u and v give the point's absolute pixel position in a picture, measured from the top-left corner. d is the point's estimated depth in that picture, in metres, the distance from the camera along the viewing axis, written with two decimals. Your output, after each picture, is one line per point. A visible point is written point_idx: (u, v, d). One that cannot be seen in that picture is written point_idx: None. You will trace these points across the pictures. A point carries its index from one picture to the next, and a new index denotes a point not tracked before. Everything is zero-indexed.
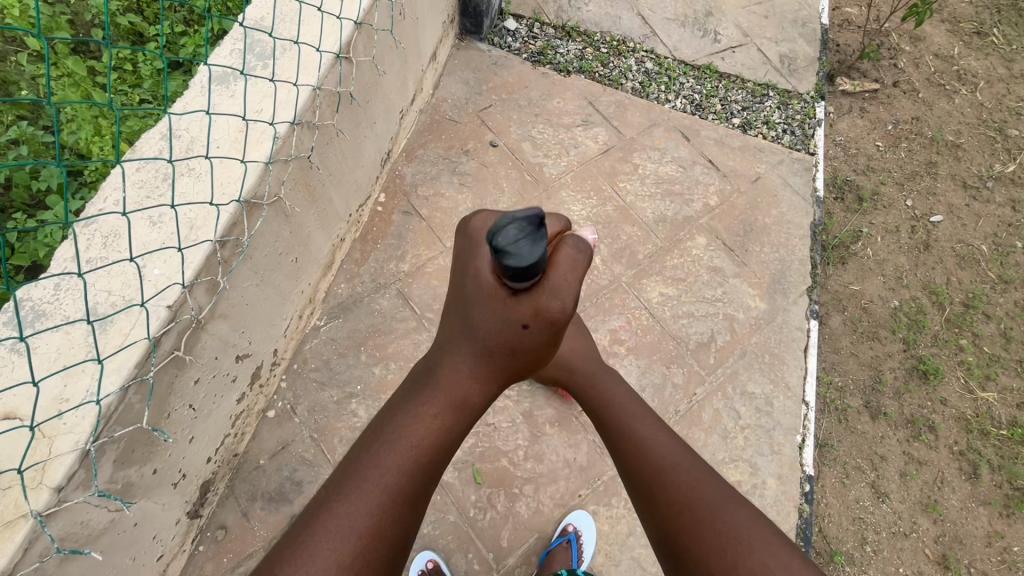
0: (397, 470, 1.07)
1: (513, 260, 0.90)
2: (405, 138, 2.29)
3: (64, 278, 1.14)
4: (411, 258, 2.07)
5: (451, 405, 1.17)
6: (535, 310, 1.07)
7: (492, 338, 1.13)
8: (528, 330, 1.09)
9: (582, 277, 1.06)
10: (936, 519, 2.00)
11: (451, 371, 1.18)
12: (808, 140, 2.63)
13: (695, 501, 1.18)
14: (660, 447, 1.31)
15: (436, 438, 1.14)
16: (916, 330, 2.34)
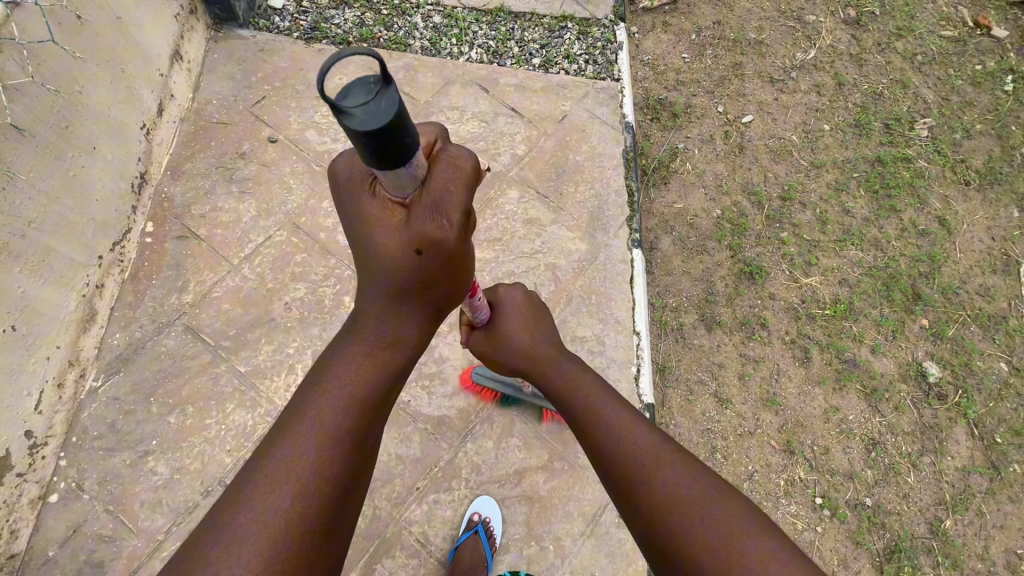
0: (331, 422, 0.84)
1: (354, 122, 0.60)
2: (166, 154, 2.03)
3: None
4: (194, 287, 1.88)
5: (370, 355, 0.91)
6: (420, 225, 0.78)
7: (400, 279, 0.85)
8: (423, 257, 0.81)
9: (468, 186, 0.80)
10: (776, 410, 2.08)
11: (374, 323, 0.90)
12: (611, 66, 2.57)
13: (667, 484, 0.97)
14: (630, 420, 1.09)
15: (370, 389, 0.89)
16: (739, 234, 2.38)
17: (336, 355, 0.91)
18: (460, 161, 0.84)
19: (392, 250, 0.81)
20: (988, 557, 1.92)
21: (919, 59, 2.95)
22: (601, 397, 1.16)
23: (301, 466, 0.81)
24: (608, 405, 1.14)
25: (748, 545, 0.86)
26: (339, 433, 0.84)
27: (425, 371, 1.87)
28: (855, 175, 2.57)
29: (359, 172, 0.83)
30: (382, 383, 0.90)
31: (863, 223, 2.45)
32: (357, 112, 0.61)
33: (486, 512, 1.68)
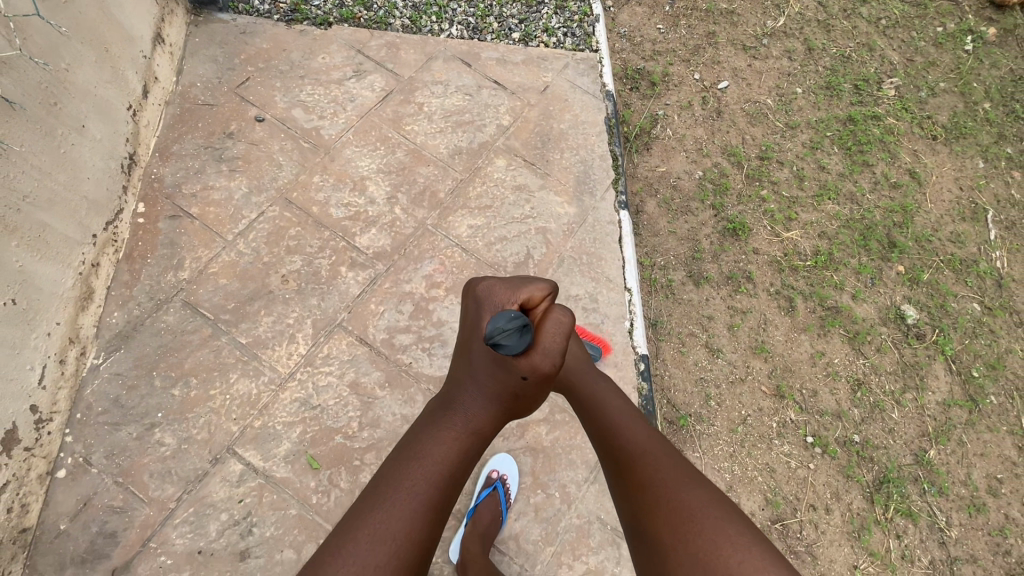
0: (426, 482, 0.98)
1: (505, 349, 1.01)
2: (153, 136, 2.04)
3: None
4: (190, 264, 1.89)
5: (467, 431, 1.07)
6: (532, 364, 1.05)
7: (497, 382, 1.09)
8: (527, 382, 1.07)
9: (567, 336, 1.07)
10: (765, 357, 2.16)
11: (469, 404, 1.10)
12: (589, 38, 2.63)
13: (677, 504, 1.02)
14: (645, 443, 1.16)
15: (457, 456, 1.04)
16: (721, 194, 2.45)
17: (432, 425, 1.08)
18: (547, 299, 1.10)
19: (484, 349, 1.09)
20: (971, 482, 2.02)
21: (883, 23, 3.06)
22: (620, 419, 1.24)
23: (398, 522, 0.92)
24: (627, 428, 1.21)
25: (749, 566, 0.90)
26: (428, 497, 0.97)
27: (424, 334, 1.90)
28: (829, 134, 2.66)
29: (487, 285, 1.15)
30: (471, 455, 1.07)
31: (838, 179, 2.55)
32: (505, 340, 1.00)
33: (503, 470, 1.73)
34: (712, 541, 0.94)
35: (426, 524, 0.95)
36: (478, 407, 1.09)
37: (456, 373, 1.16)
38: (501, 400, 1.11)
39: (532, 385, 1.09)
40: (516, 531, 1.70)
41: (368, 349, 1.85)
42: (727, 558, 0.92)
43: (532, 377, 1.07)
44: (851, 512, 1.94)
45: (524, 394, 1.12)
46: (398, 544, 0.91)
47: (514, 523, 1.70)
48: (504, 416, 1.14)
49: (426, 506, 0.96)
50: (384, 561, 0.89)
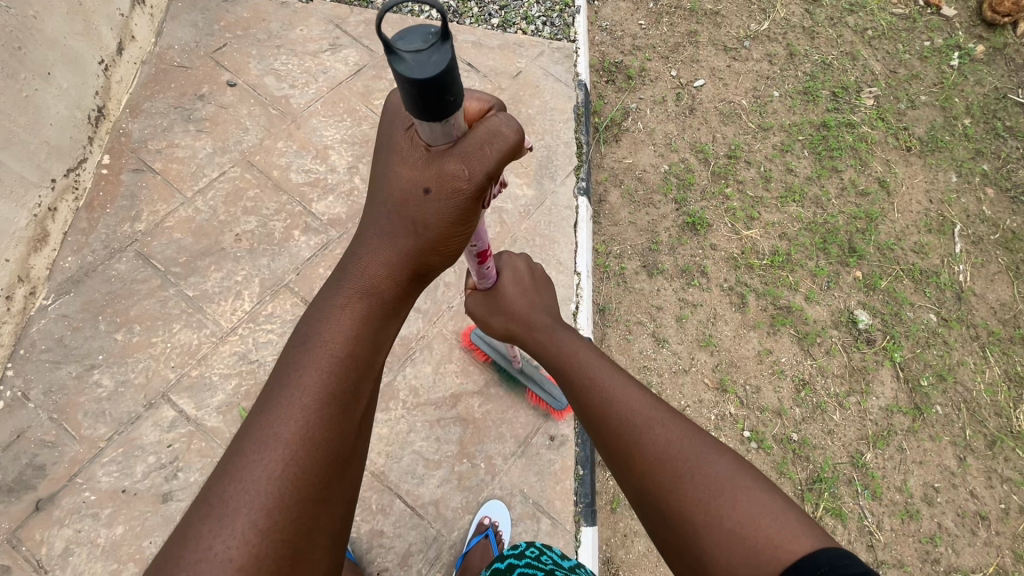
0: (320, 377, 0.83)
1: (403, 66, 0.64)
2: (125, 92, 2.10)
3: None
4: (147, 216, 1.94)
5: (358, 293, 0.91)
6: (450, 168, 0.84)
7: (399, 192, 0.88)
8: (431, 196, 0.86)
9: (503, 152, 0.84)
10: (711, 350, 2.17)
11: (368, 254, 0.91)
12: (568, 28, 2.65)
13: (698, 477, 0.89)
14: (642, 411, 1.02)
15: (354, 334, 0.89)
16: (685, 189, 2.47)
17: (320, 302, 0.91)
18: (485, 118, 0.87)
19: (398, 158, 0.87)
20: (905, 489, 2.02)
21: (869, 33, 3.06)
22: (613, 382, 1.09)
23: (289, 426, 0.79)
24: (617, 394, 1.07)
25: (782, 534, 0.79)
26: (325, 391, 0.83)
27: None
28: (800, 138, 2.67)
29: (400, 90, 0.91)
30: (370, 327, 0.90)
31: (805, 182, 2.55)
32: (409, 58, 0.65)
33: (496, 517, 1.69)
34: (735, 510, 0.83)
35: (320, 415, 0.81)
36: (378, 253, 0.92)
37: (361, 221, 0.95)
38: (400, 236, 0.91)
39: (438, 204, 0.86)
40: (437, 497, 1.71)
41: None
42: (752, 524, 0.81)
43: (439, 190, 0.85)
44: None
45: (430, 220, 0.88)
46: (287, 440, 0.78)
47: (436, 488, 1.72)
48: (409, 265, 0.92)
49: (315, 396, 0.82)
50: (278, 461, 0.76)
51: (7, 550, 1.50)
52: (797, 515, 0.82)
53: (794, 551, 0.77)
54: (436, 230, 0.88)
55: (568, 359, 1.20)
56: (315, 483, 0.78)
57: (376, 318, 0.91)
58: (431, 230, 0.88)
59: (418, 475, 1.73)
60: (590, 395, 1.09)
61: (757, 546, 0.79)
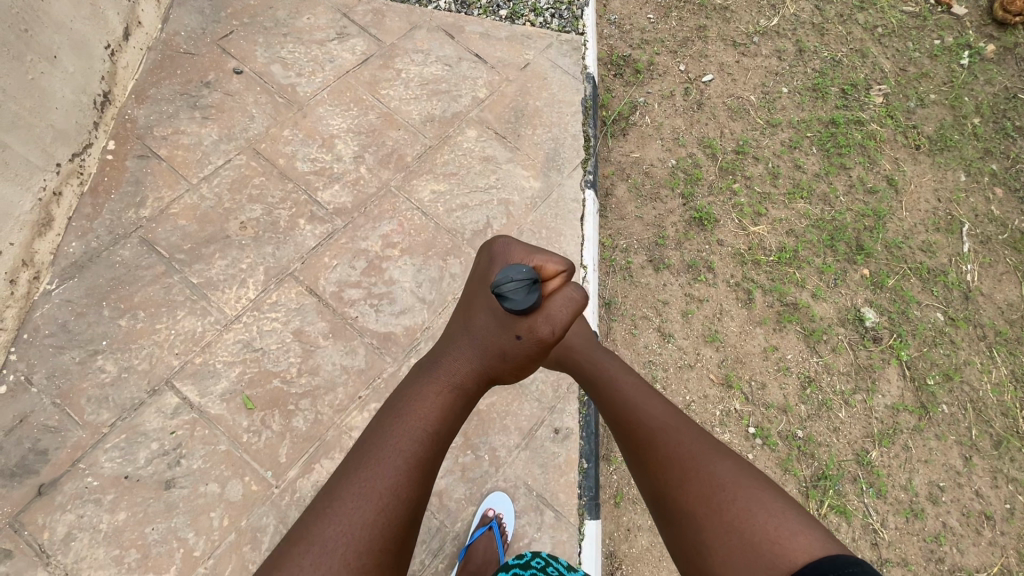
0: (411, 438, 0.90)
1: (510, 305, 0.98)
2: (131, 78, 2.08)
3: None
4: (152, 203, 1.93)
5: (448, 384, 1.00)
6: (538, 334, 1.02)
7: (490, 335, 1.05)
8: (520, 342, 1.03)
9: (575, 312, 1.04)
10: (717, 346, 2.16)
11: (455, 357, 1.04)
12: (576, 21, 2.64)
13: (704, 478, 0.91)
14: (662, 417, 1.06)
15: (443, 413, 0.96)
16: (692, 183, 2.46)
17: (413, 381, 1.01)
18: (564, 274, 1.05)
19: (489, 302, 1.06)
20: (911, 487, 2.01)
21: (879, 31, 3.04)
22: (637, 396, 1.14)
23: (381, 479, 0.84)
24: (641, 401, 1.12)
25: (787, 536, 0.79)
26: (415, 449, 0.88)
27: (374, 291, 1.93)
28: (809, 134, 2.65)
29: (503, 241, 1.12)
30: (455, 416, 0.98)
31: (813, 179, 2.54)
32: (511, 293, 0.98)
33: (500, 509, 1.68)
34: (741, 508, 0.85)
35: (411, 479, 0.86)
36: (466, 355, 1.05)
37: (447, 332, 1.12)
38: (486, 360, 1.05)
39: (525, 347, 1.03)
40: (441, 488, 1.71)
41: (316, 300, 1.88)
42: (758, 523, 0.82)
43: (530, 337, 1.02)
44: None
45: (514, 355, 1.05)
46: (381, 494, 0.83)
47: (439, 479, 1.72)
48: (487, 376, 1.06)
49: (411, 459, 0.87)
50: (374, 510, 0.81)
51: (9, 534, 1.49)
52: (806, 524, 0.81)
53: (801, 553, 0.77)
54: (515, 362, 1.06)
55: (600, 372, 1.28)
56: (401, 539, 0.82)
57: (461, 410, 1.00)
58: (513, 361, 1.05)
59: None
60: (616, 407, 1.14)
61: (760, 544, 0.80)
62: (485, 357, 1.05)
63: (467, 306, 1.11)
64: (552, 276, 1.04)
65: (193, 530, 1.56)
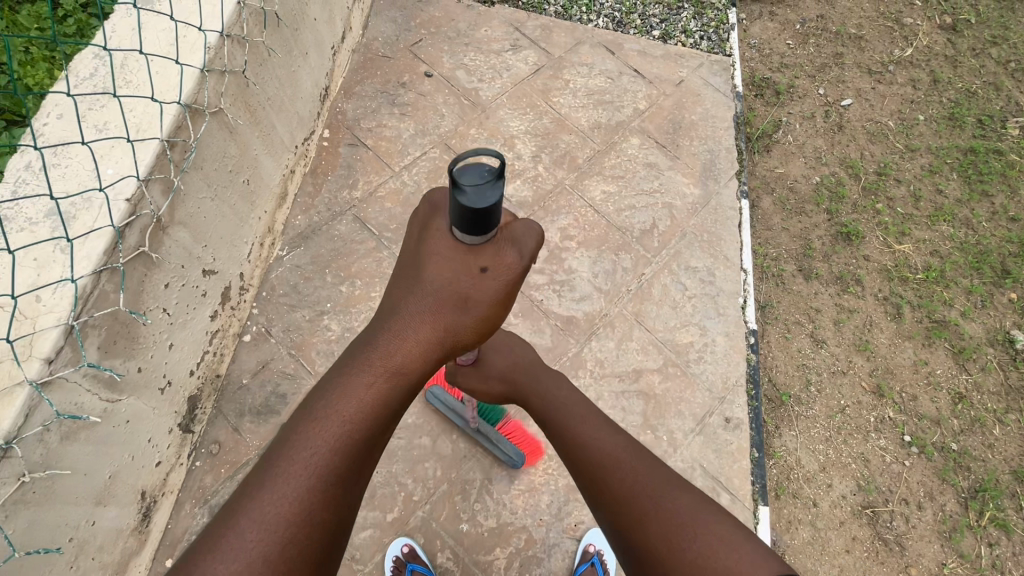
0: (332, 446, 0.80)
1: (465, 198, 0.79)
2: (341, 77, 2.35)
3: (36, 161, 1.21)
4: (362, 185, 2.16)
5: (388, 372, 0.85)
6: (499, 257, 0.89)
7: (441, 282, 0.89)
8: (486, 275, 0.88)
9: (538, 239, 0.90)
10: (868, 355, 2.23)
11: (390, 343, 0.87)
12: (724, 43, 2.81)
13: (658, 515, 0.91)
14: (612, 449, 1.03)
15: (372, 407, 0.82)
16: (837, 201, 2.55)
17: (327, 381, 0.86)
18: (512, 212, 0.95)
19: (448, 240, 0.90)
20: None
21: (1014, 65, 3.08)
22: (579, 424, 1.12)
23: (291, 488, 0.77)
24: (587, 432, 1.09)
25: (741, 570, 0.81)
26: (331, 455, 0.79)
27: (556, 278, 2.10)
28: (948, 161, 2.72)
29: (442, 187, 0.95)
30: (390, 410, 0.84)
31: (955, 204, 2.60)
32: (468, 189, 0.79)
33: (598, 544, 1.69)
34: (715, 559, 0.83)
35: (318, 491, 0.78)
36: (402, 337, 0.87)
37: (388, 312, 0.91)
38: (441, 315, 0.88)
39: (492, 280, 0.88)
40: None
41: None
42: (733, 573, 0.81)
43: (496, 269, 0.89)
44: (944, 512, 1.98)
45: (477, 303, 0.88)
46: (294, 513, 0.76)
47: None
48: (438, 355, 0.89)
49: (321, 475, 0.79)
50: (285, 511, 0.76)
51: None
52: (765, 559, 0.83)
53: None
54: (477, 314, 0.88)
55: (545, 402, 1.21)
56: (315, 563, 0.78)
57: (399, 402, 0.85)
58: (475, 310, 0.88)
59: None
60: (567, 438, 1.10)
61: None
62: (442, 332, 0.88)
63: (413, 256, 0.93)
64: (500, 217, 0.94)
65: (412, 477, 1.74)
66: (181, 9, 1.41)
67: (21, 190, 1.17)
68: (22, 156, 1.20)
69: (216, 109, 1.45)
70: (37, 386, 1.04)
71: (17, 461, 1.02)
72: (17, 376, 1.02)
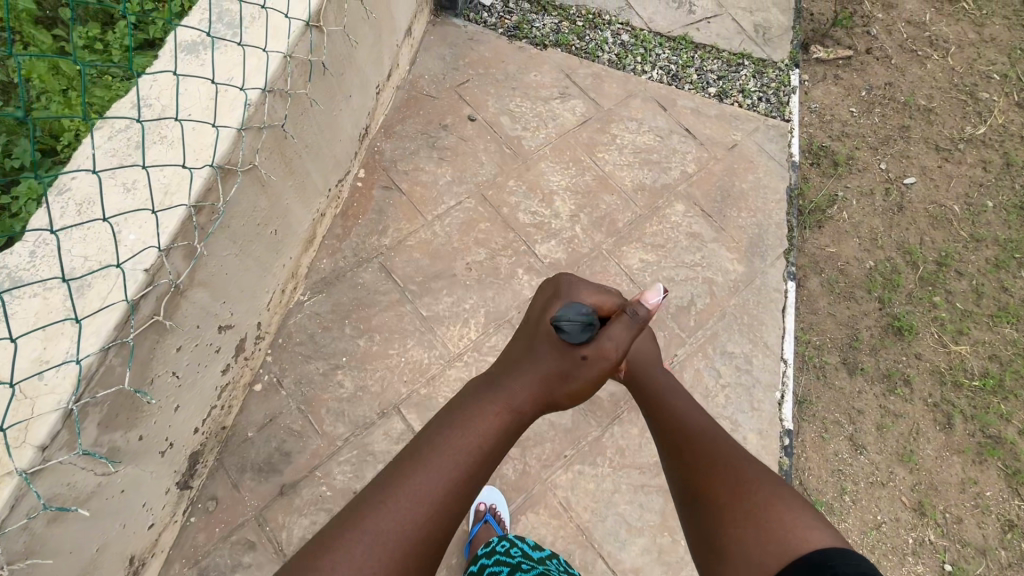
0: (456, 463, 0.96)
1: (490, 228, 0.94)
2: (383, 115, 2.29)
3: (38, 244, 1.12)
4: (392, 233, 2.09)
5: (500, 406, 1.05)
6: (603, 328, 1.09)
7: (544, 340, 1.11)
8: (582, 336, 1.10)
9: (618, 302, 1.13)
10: (911, 468, 2.05)
11: (513, 383, 1.08)
12: (783, 107, 2.67)
13: (737, 486, 1.03)
14: (704, 431, 1.18)
15: (498, 436, 1.02)
16: (890, 289, 2.38)
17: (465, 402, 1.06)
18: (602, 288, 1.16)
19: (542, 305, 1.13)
20: None
21: None
22: (676, 401, 1.28)
23: (424, 498, 0.92)
24: (683, 414, 1.23)
25: (803, 527, 0.93)
26: (461, 472, 0.96)
27: None
28: (1018, 256, 2.51)
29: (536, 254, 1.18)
30: (510, 436, 1.04)
31: (1020, 305, 2.40)
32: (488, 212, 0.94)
33: (490, 500, 1.72)
34: (787, 528, 0.93)
35: (455, 495, 0.94)
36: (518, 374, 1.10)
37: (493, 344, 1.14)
38: (550, 374, 1.09)
39: (592, 359, 1.08)
40: (637, 566, 1.70)
41: None
42: (790, 528, 0.93)
43: (593, 340, 1.09)
44: None
45: (578, 376, 1.09)
46: (421, 506, 0.92)
47: (637, 556, 1.71)
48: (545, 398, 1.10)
49: (453, 477, 0.95)
50: (413, 521, 0.90)
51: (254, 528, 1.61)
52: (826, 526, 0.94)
53: (812, 540, 0.90)
54: (577, 384, 1.09)
55: (645, 373, 1.40)
56: (442, 535, 0.93)
57: (513, 432, 1.05)
58: (574, 384, 1.08)
59: (620, 540, 1.72)
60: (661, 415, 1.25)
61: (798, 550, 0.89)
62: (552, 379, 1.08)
63: (523, 312, 1.15)
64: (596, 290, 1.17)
65: None
66: (219, 65, 1.33)
67: (21, 277, 1.09)
68: (23, 243, 1.12)
69: (249, 166, 1.39)
70: (27, 474, 0.98)
71: None
72: (7, 465, 0.97)
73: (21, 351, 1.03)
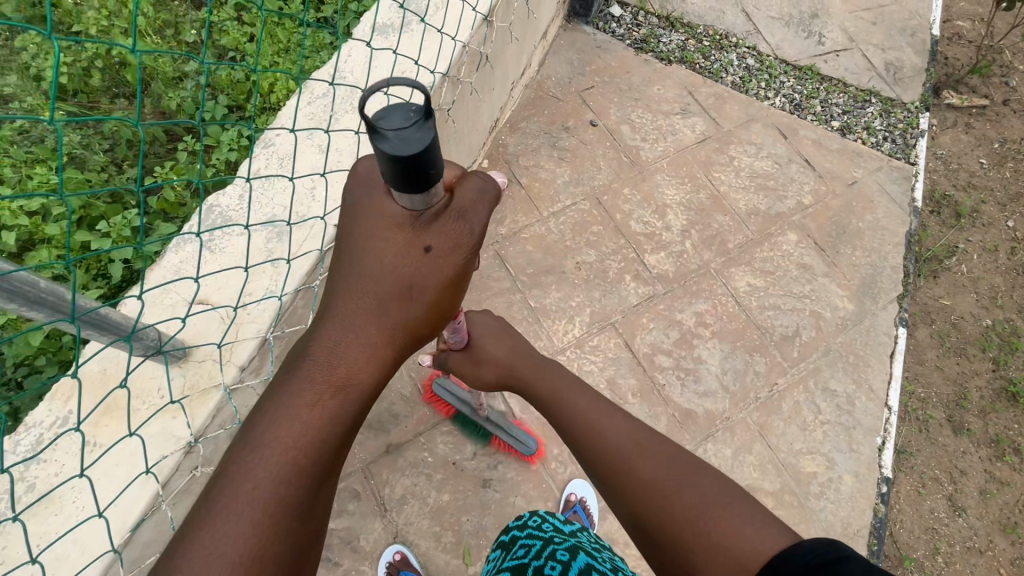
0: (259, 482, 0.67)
1: (407, 204, 0.74)
2: (510, 111, 2.39)
3: (245, 191, 1.26)
4: (509, 224, 2.17)
5: (331, 388, 0.75)
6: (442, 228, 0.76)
7: (382, 277, 0.77)
8: (429, 255, 0.76)
9: (498, 201, 0.79)
10: (1014, 540, 1.95)
11: (323, 349, 0.76)
12: (909, 149, 2.59)
13: (678, 505, 0.87)
14: (631, 445, 0.98)
15: (312, 444, 0.71)
16: (1007, 352, 2.27)
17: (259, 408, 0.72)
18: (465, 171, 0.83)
19: (375, 231, 0.77)
20: None
21: None
22: (594, 414, 1.06)
23: (235, 519, 0.66)
24: (610, 431, 1.01)
25: (767, 542, 0.80)
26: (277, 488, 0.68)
27: (682, 364, 2.01)
28: None
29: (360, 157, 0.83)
30: (330, 437, 0.72)
31: None
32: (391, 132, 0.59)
33: (581, 493, 1.77)
34: (730, 533, 0.82)
35: (281, 510, 0.68)
36: (352, 337, 0.78)
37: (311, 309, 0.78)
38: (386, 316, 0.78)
39: (438, 267, 0.77)
40: None
41: (630, 356, 2.00)
42: (753, 547, 0.80)
43: (442, 248, 0.76)
44: None
45: (423, 289, 0.78)
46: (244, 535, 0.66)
47: None
48: (387, 362, 0.79)
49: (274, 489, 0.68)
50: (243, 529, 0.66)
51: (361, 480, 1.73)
52: (781, 528, 0.83)
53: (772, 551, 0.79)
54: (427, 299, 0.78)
55: (535, 368, 1.23)
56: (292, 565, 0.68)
57: (344, 425, 0.74)
58: (423, 300, 0.78)
59: None
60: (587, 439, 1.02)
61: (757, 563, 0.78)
62: (390, 333, 0.78)
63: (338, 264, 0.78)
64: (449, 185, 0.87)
65: (499, 534, 1.71)
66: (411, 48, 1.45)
67: (229, 217, 1.23)
68: (233, 188, 1.26)
69: None
70: (228, 390, 1.11)
71: (197, 456, 1.09)
72: (215, 378, 1.10)
73: (229, 283, 1.16)
